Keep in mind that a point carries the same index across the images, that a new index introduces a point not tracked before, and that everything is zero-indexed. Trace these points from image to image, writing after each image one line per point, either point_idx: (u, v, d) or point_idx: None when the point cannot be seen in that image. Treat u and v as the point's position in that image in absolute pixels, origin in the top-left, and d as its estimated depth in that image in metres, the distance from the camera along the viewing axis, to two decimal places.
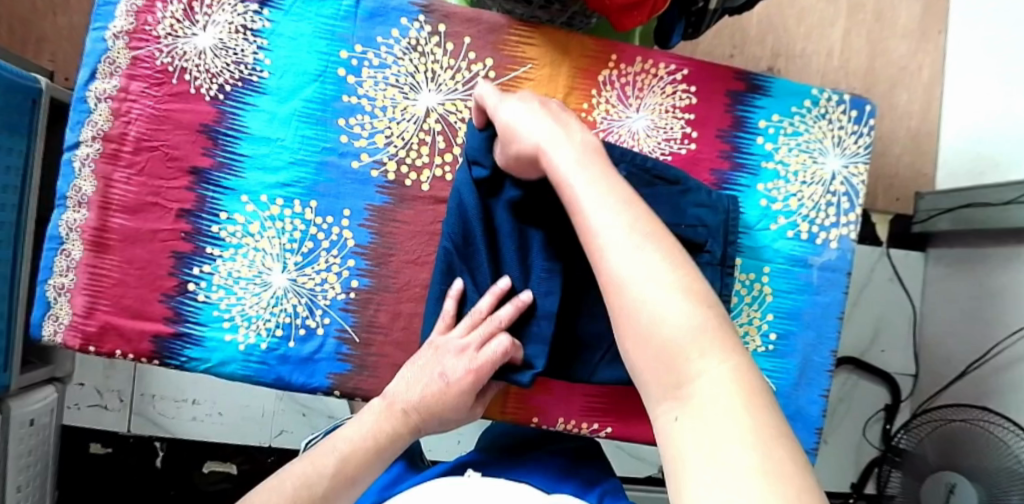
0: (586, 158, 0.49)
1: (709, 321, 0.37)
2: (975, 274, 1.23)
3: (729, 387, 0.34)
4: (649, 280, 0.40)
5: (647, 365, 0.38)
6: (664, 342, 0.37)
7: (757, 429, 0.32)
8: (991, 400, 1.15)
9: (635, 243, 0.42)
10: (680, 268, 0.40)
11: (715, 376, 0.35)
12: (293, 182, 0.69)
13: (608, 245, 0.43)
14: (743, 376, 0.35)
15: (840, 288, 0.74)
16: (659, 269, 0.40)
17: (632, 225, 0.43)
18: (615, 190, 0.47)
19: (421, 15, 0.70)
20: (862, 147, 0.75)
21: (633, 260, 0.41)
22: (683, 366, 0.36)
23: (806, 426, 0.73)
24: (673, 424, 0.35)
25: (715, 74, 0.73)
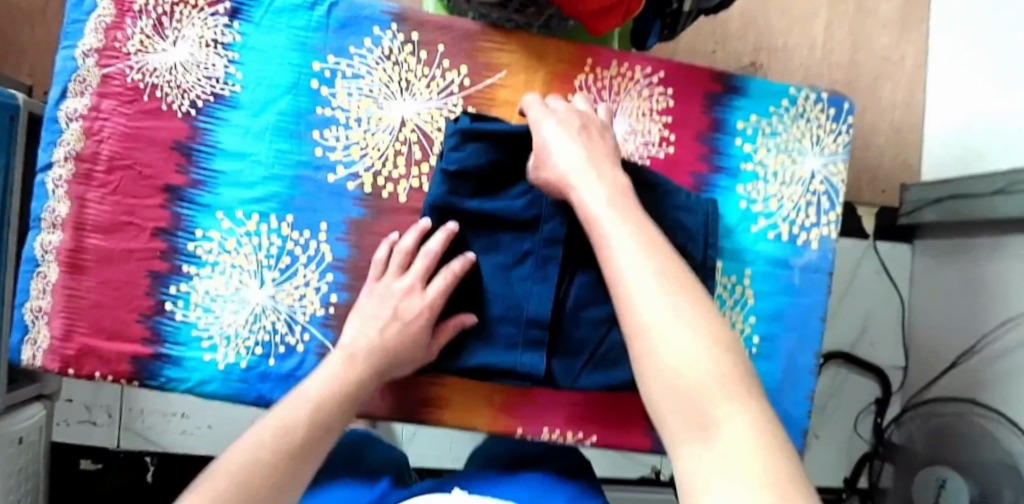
0: (615, 201, 0.54)
1: (731, 371, 0.40)
2: (961, 263, 1.23)
3: (750, 432, 0.36)
4: (678, 320, 0.42)
5: (671, 405, 0.40)
6: (688, 385, 0.40)
7: (770, 471, 0.33)
8: (982, 391, 1.14)
9: (664, 285, 0.45)
10: (707, 314, 0.44)
11: (736, 422, 0.37)
12: (268, 196, 0.69)
13: (634, 283, 0.46)
14: (762, 427, 0.37)
15: (822, 288, 0.74)
16: (687, 316, 0.43)
17: (659, 268, 0.47)
18: (642, 234, 0.50)
19: (393, 24, 0.70)
20: (841, 145, 0.75)
21: (660, 300, 0.44)
22: (708, 405, 0.38)
23: (792, 428, 0.73)
24: (692, 457, 0.37)
25: (692, 77, 0.73)
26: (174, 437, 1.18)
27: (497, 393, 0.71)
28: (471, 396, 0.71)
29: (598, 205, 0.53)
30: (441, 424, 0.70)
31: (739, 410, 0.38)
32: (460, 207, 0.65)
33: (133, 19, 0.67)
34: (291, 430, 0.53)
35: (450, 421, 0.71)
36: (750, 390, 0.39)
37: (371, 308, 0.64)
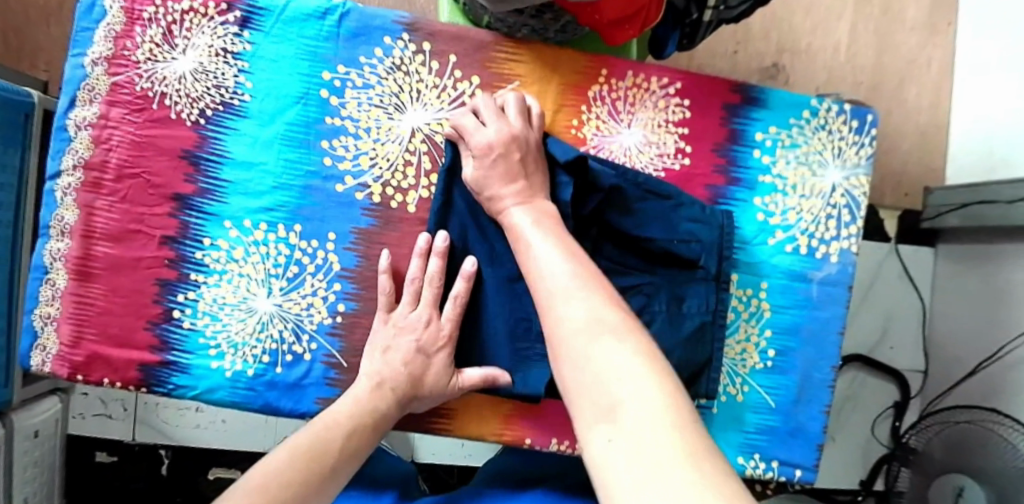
0: (540, 221, 0.54)
1: (643, 352, 0.38)
2: (982, 269, 1.20)
3: (659, 402, 0.34)
4: (590, 318, 0.41)
5: (585, 396, 0.38)
6: (600, 374, 0.37)
7: (681, 443, 0.31)
8: (1000, 401, 1.12)
9: (579, 289, 0.44)
10: (621, 310, 0.42)
11: (646, 395, 0.35)
12: (276, 206, 0.67)
13: (552, 294, 0.45)
14: (673, 399, 0.34)
15: (841, 303, 0.72)
16: (601, 311, 0.42)
17: (575, 277, 0.46)
18: (560, 245, 0.50)
19: (405, 33, 0.68)
20: (864, 158, 0.72)
21: (572, 299, 0.43)
22: (614, 387, 0.36)
23: (807, 443, 0.71)
24: (606, 444, 0.34)
25: (710, 87, 0.71)
26: (188, 431, 1.18)
27: (505, 404, 0.70)
28: (479, 407, 0.70)
29: (526, 228, 0.54)
30: (448, 435, 0.70)
31: (644, 380, 0.36)
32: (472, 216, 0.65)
33: (142, 27, 0.67)
34: (323, 453, 0.53)
35: (458, 433, 0.70)
36: (663, 370, 0.37)
37: (384, 339, 0.63)
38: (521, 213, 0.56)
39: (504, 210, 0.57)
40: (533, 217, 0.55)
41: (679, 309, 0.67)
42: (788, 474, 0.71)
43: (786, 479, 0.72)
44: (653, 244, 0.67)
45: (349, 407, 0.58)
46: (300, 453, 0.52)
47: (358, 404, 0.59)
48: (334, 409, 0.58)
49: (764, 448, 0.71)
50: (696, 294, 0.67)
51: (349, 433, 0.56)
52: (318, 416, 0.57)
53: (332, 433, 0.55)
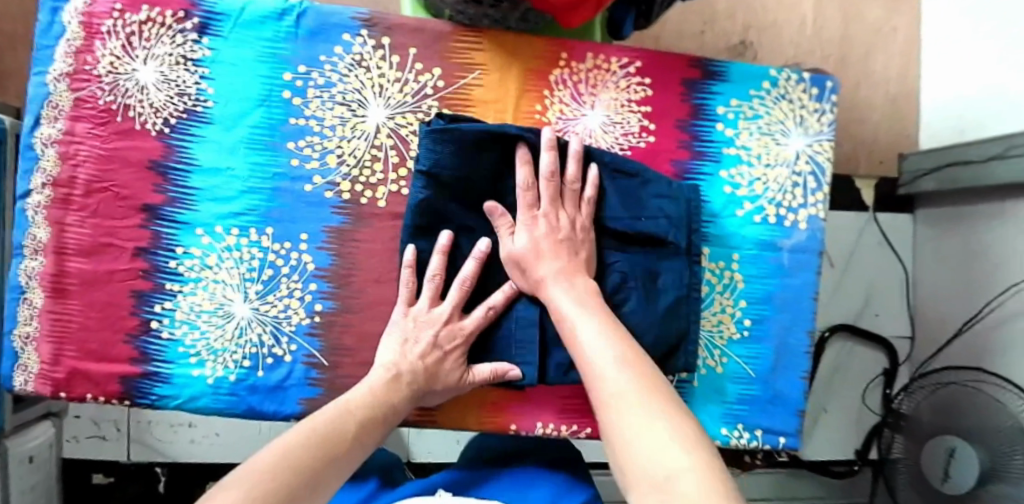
0: (582, 295, 0.61)
1: (678, 424, 0.47)
2: (960, 232, 1.21)
3: (694, 462, 0.43)
4: (630, 394, 0.51)
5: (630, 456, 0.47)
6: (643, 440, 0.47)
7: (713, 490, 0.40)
8: (986, 360, 1.13)
9: (618, 363, 0.54)
10: (657, 387, 0.52)
11: (683, 458, 0.44)
12: (246, 210, 0.68)
13: (596, 369, 0.55)
14: (704, 458, 0.44)
15: (812, 269, 0.73)
16: (641, 390, 0.51)
17: (636, 387, 0.51)
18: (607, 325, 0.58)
19: (363, 30, 0.68)
20: (826, 125, 0.73)
21: (615, 373, 0.53)
22: (657, 452, 0.45)
23: (787, 410, 0.72)
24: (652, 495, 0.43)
25: (670, 64, 0.71)
26: (183, 447, 1.18)
27: (486, 391, 0.70)
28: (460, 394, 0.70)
29: (590, 338, 0.57)
30: (432, 425, 0.70)
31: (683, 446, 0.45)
32: (440, 208, 0.64)
33: (102, 41, 0.67)
34: (331, 436, 0.53)
35: (443, 422, 0.70)
36: (695, 437, 0.46)
37: (401, 332, 0.64)
38: (579, 318, 0.59)
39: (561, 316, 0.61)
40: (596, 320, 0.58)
41: (653, 285, 0.68)
42: (773, 441, 0.72)
43: (772, 447, 0.72)
44: (620, 224, 0.68)
45: (357, 400, 0.58)
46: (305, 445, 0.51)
47: (366, 397, 0.59)
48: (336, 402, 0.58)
49: (746, 418, 0.72)
50: (669, 270, 0.68)
51: (356, 426, 0.56)
52: (324, 407, 0.57)
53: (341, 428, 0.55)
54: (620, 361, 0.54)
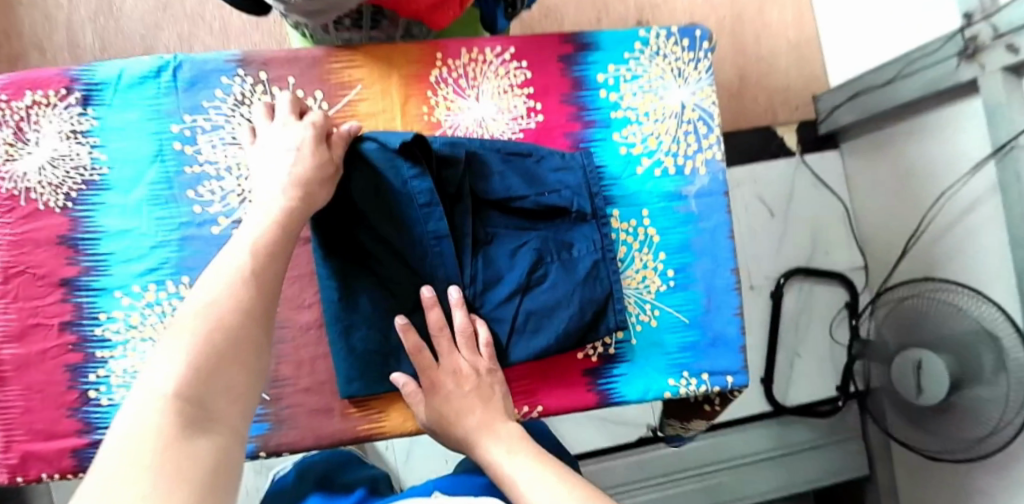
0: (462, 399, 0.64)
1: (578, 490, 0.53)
2: (888, 154, 1.23)
3: None
4: (532, 475, 0.56)
5: None
6: None
7: None
8: (938, 270, 1.15)
9: (511, 451, 0.60)
10: (549, 466, 0.57)
11: None
12: (160, 264, 0.69)
13: (496, 459, 0.60)
14: None
15: (722, 208, 0.74)
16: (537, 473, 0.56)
17: (532, 468, 0.57)
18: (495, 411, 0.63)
19: (238, 69, 0.70)
20: (704, 72, 0.75)
21: (512, 459, 0.59)
22: None
23: (729, 349, 0.73)
24: None
25: (541, 43, 0.73)
26: None
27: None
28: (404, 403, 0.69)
29: (506, 464, 0.59)
30: (386, 436, 0.69)
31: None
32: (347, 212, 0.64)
33: None
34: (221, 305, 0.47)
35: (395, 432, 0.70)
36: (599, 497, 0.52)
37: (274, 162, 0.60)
38: (488, 440, 0.61)
39: (473, 443, 0.61)
40: (507, 446, 0.60)
41: (570, 253, 0.69)
42: (720, 382, 0.72)
43: (721, 388, 0.73)
44: (527, 202, 0.69)
45: (255, 241, 0.52)
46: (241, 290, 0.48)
47: (265, 238, 0.52)
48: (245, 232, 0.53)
49: (689, 364, 0.72)
50: (579, 240, 0.70)
51: (269, 261, 0.51)
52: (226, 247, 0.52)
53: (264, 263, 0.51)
54: (513, 450, 0.60)
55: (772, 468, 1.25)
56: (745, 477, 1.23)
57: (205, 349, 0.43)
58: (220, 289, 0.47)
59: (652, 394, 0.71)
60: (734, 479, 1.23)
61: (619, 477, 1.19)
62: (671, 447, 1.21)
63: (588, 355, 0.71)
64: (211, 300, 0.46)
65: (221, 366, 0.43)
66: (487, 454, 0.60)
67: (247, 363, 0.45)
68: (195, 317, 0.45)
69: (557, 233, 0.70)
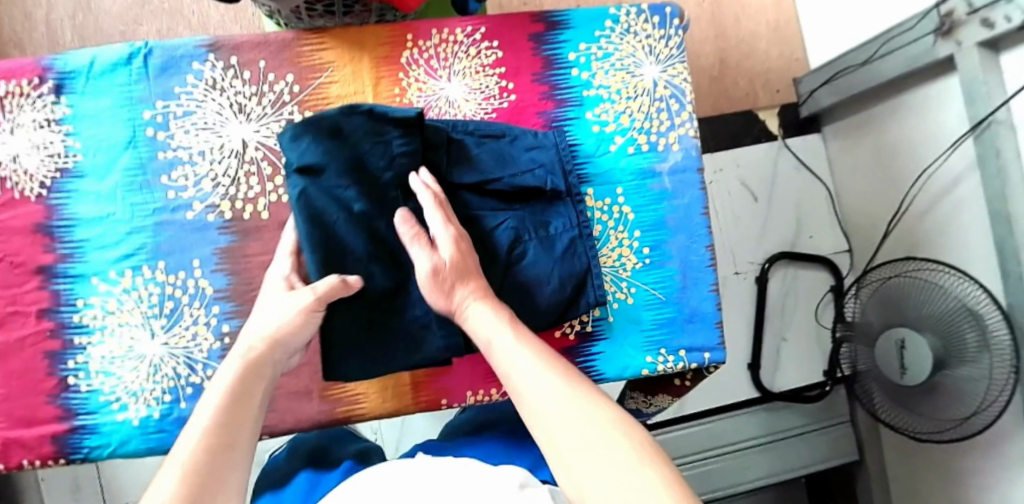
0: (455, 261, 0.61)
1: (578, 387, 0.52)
2: (870, 135, 1.23)
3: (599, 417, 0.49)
4: (531, 362, 0.55)
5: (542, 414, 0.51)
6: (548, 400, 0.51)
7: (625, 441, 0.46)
8: (920, 249, 1.15)
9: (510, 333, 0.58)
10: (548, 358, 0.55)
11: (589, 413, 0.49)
12: (136, 250, 0.69)
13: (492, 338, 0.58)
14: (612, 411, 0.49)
15: (696, 185, 0.75)
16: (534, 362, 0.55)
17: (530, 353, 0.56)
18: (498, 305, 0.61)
19: (209, 54, 0.70)
20: (674, 48, 0.76)
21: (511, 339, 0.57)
22: (564, 413, 0.50)
23: (706, 324, 0.73)
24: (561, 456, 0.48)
25: (512, 23, 0.74)
26: None
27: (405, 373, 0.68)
28: (378, 383, 0.67)
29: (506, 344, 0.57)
30: (363, 417, 0.67)
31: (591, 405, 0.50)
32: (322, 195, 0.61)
33: None
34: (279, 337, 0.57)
35: (373, 414, 0.68)
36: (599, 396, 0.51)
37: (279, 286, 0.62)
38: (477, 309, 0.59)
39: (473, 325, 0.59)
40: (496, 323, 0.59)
41: (548, 233, 0.69)
42: (698, 359, 0.73)
43: (698, 364, 0.73)
44: (501, 184, 0.68)
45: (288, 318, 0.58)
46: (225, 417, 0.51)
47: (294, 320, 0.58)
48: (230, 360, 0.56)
49: (666, 341, 0.72)
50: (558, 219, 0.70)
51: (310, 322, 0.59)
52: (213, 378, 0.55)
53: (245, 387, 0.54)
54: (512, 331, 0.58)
55: (762, 454, 1.23)
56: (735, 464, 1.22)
57: (202, 455, 0.48)
58: (204, 421, 0.50)
59: (629, 370, 0.71)
60: (725, 466, 1.21)
61: None
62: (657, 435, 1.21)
63: (565, 333, 0.71)
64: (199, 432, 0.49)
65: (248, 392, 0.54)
66: (476, 324, 0.59)
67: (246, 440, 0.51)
68: (179, 456, 0.48)
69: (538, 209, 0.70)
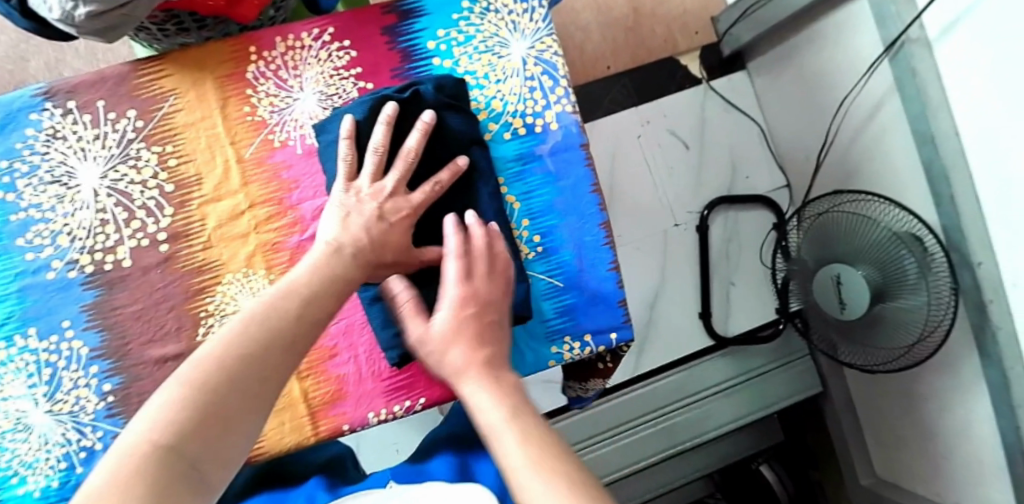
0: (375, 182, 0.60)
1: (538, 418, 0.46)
2: (792, 65, 1.19)
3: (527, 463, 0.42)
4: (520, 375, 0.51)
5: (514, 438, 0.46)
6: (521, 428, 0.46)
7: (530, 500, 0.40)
8: (854, 177, 1.11)
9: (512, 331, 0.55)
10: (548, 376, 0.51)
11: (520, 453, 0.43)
12: (4, 320, 0.65)
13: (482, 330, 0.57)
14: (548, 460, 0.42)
15: (582, 162, 0.71)
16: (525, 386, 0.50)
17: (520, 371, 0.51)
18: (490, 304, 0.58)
19: (45, 102, 0.66)
20: (541, 21, 0.71)
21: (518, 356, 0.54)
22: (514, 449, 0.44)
23: (610, 305, 0.70)
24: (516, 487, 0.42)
25: (361, 18, 0.69)
26: None
27: (299, 405, 0.65)
28: (272, 421, 0.64)
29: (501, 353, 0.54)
30: (266, 456, 0.64)
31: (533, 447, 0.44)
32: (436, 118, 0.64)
33: None
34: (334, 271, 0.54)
35: (275, 451, 0.64)
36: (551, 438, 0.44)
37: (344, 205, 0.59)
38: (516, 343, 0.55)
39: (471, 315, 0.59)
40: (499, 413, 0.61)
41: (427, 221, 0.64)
42: (605, 341, 0.70)
43: (607, 347, 0.71)
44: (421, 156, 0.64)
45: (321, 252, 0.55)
46: (236, 361, 0.44)
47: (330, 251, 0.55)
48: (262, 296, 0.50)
49: (570, 329, 0.69)
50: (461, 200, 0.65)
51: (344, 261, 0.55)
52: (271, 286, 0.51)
53: (302, 318, 0.49)
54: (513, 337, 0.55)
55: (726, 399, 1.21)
56: (698, 413, 1.20)
57: (187, 403, 0.42)
58: (213, 345, 0.45)
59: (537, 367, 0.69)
60: (688, 418, 1.19)
61: (570, 437, 1.15)
62: (614, 399, 1.18)
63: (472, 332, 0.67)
64: (182, 384, 0.43)
65: (282, 327, 0.48)
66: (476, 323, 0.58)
67: (259, 393, 0.45)
68: (156, 405, 0.42)
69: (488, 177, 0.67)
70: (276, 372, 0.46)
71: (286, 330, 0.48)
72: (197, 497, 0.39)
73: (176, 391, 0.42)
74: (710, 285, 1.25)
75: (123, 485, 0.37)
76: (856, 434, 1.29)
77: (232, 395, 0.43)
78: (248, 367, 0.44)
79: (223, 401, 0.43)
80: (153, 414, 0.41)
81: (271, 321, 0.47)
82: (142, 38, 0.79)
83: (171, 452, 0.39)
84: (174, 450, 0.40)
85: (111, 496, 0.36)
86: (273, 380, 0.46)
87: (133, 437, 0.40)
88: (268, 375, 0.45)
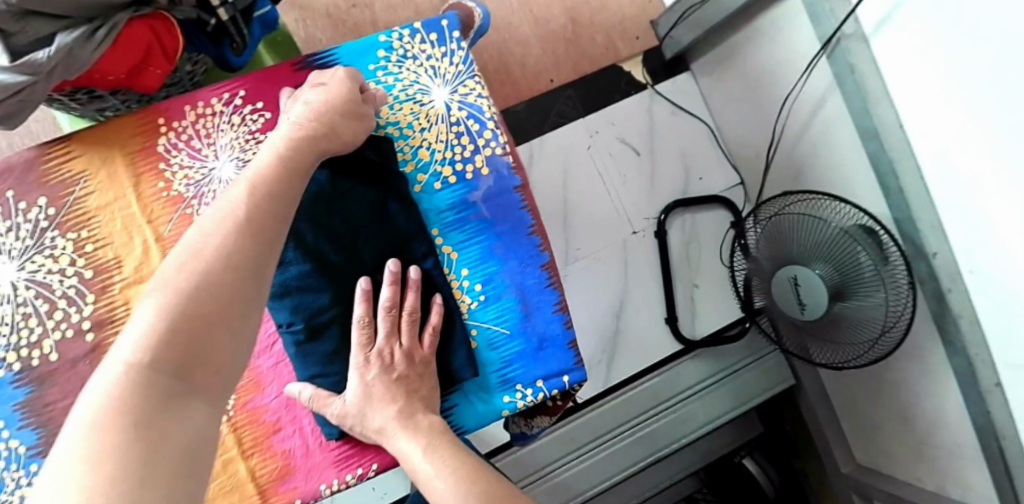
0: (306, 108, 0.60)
1: None
2: (734, 64, 1.18)
3: None
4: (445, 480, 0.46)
5: None
6: None
7: None
8: (804, 173, 1.11)
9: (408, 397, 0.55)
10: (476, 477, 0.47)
11: None
12: None
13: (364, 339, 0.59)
14: None
15: (517, 205, 0.69)
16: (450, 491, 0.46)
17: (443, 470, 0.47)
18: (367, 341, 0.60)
19: None
20: (461, 64, 0.71)
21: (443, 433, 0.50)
22: None
23: (559, 347, 0.69)
24: None
25: (271, 78, 0.67)
26: None
27: (246, 485, 0.63)
28: None
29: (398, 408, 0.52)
30: None
31: None
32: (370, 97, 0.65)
33: None
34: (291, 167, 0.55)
35: None
36: None
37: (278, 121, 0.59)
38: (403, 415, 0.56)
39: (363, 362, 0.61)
40: (422, 444, 0.57)
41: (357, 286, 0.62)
42: (557, 384, 0.68)
43: (560, 389, 0.69)
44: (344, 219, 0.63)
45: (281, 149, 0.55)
46: (204, 271, 0.46)
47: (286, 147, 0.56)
48: (219, 206, 0.51)
49: (520, 376, 0.68)
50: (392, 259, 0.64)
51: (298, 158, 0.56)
52: (216, 201, 0.51)
53: (250, 222, 0.50)
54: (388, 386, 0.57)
55: (702, 401, 1.19)
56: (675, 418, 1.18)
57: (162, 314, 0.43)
58: (182, 258, 0.47)
59: (489, 417, 0.68)
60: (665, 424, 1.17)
61: (548, 457, 1.13)
62: (589, 412, 1.16)
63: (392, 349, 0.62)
64: (157, 299, 0.44)
65: (246, 228, 0.49)
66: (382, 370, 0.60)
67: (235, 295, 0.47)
68: (137, 325, 0.43)
69: (420, 226, 0.66)
70: (246, 272, 0.48)
71: (250, 231, 0.49)
72: (193, 399, 0.42)
73: (146, 317, 0.44)
74: (673, 288, 1.24)
75: (116, 411, 0.39)
76: (833, 423, 1.29)
77: (203, 309, 0.44)
78: (213, 273, 0.46)
79: (199, 314, 0.44)
80: (133, 340, 0.43)
81: (235, 228, 0.49)
82: (57, 105, 0.74)
83: (153, 367, 0.41)
84: (158, 367, 0.42)
85: (109, 409, 0.39)
86: (242, 291, 0.47)
87: (116, 355, 0.42)
88: (239, 271, 0.47)
